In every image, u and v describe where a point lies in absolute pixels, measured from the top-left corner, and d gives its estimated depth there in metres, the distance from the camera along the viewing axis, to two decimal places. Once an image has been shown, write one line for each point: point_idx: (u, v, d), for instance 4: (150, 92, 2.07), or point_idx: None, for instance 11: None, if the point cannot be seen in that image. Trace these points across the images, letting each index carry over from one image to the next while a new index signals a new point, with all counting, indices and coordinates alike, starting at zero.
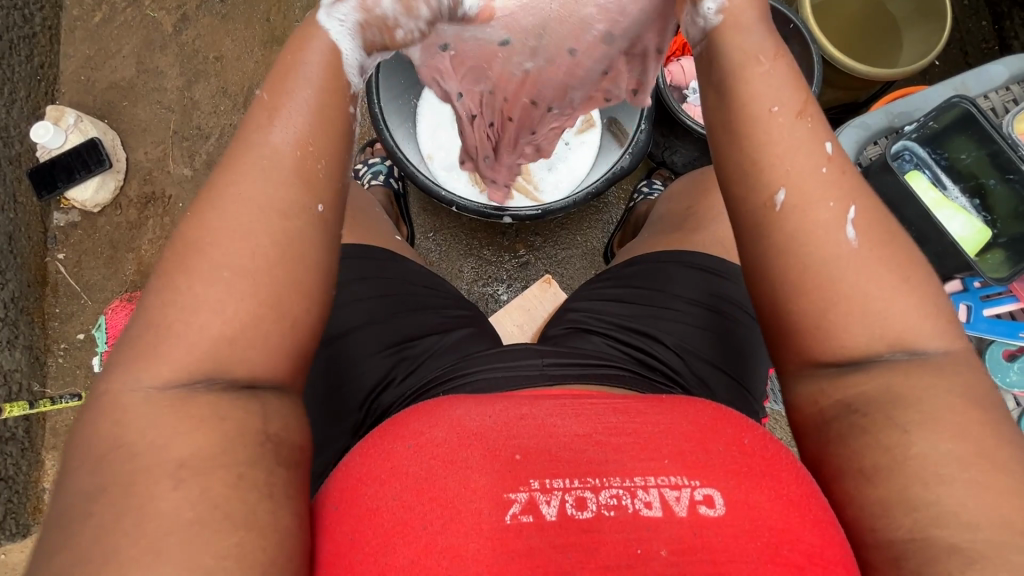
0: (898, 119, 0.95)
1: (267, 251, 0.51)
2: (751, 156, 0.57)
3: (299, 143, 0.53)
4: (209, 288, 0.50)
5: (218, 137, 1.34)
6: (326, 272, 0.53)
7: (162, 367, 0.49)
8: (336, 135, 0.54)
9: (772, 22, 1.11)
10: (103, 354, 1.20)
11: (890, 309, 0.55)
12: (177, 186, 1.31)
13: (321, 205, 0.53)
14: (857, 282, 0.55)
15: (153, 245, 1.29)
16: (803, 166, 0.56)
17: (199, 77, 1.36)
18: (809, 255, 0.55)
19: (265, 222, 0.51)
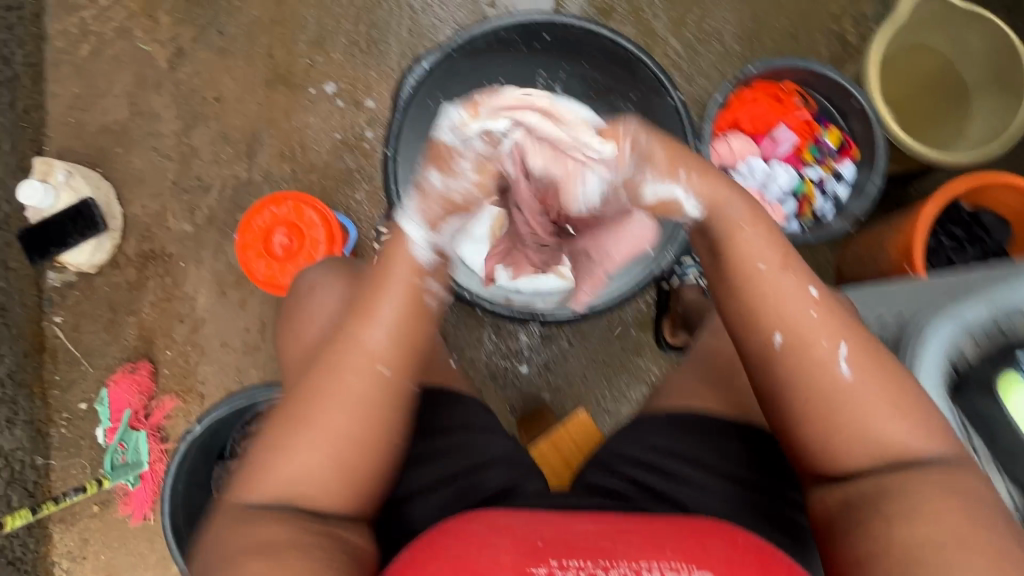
0: (1005, 313, 0.68)
1: (349, 412, 0.67)
2: (746, 310, 0.68)
3: (391, 339, 0.69)
4: (309, 440, 0.66)
5: (220, 190, 1.25)
6: (376, 428, 0.68)
7: (260, 490, 0.65)
8: (407, 323, 0.69)
9: (832, 95, 1.00)
10: (107, 432, 1.17)
11: (868, 430, 0.63)
12: (178, 243, 1.23)
13: (385, 367, 0.69)
14: (839, 405, 0.64)
15: (155, 307, 1.22)
16: (799, 312, 0.66)
17: (197, 120, 1.25)
18: (807, 382, 0.65)
19: (346, 396, 0.68)
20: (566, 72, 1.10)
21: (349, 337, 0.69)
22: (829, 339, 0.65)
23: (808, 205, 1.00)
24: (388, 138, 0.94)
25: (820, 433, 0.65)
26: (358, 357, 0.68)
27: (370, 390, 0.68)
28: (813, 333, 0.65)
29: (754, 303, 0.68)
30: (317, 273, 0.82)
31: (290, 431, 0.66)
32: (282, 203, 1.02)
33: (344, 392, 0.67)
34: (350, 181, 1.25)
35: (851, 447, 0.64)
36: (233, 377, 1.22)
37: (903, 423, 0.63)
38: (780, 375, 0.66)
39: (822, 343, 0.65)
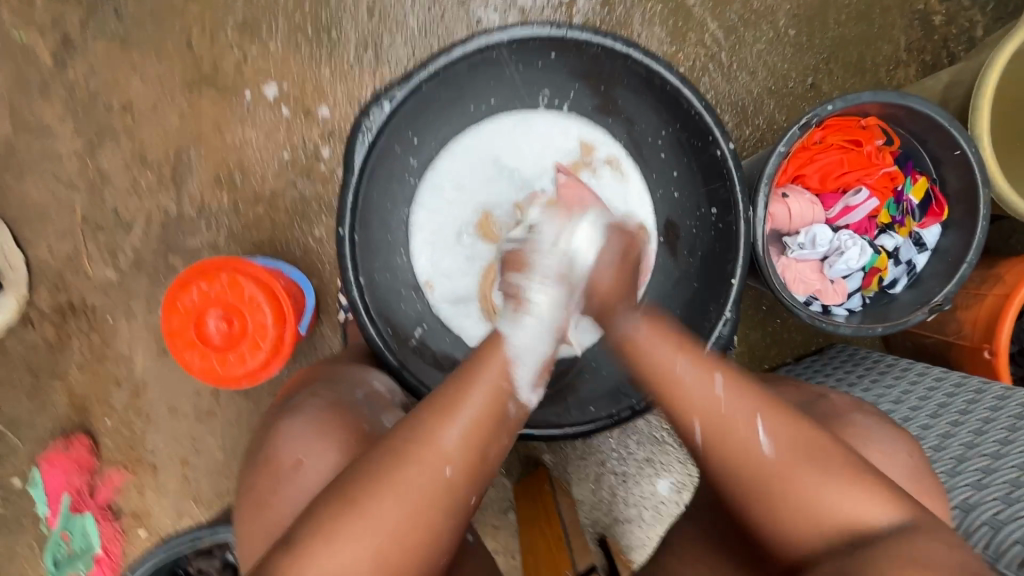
0: None
1: (412, 509, 0.51)
2: (667, 397, 0.59)
3: (468, 440, 0.54)
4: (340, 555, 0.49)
5: (144, 226, 1.01)
6: (417, 539, 0.52)
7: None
8: (480, 424, 0.55)
9: (923, 135, 0.76)
10: (48, 518, 1.04)
11: (806, 495, 0.52)
12: (101, 293, 1.02)
13: (452, 468, 0.53)
14: (765, 472, 0.54)
15: (83, 370, 1.03)
16: (706, 399, 0.57)
17: (103, 136, 1.00)
18: (736, 470, 0.55)
19: (396, 508, 0.51)
20: (576, 92, 0.85)
21: (414, 426, 0.55)
22: (739, 400, 0.56)
23: (877, 278, 0.80)
24: (342, 210, 0.70)
25: (770, 516, 0.54)
26: (429, 451, 0.53)
27: (432, 492, 0.52)
28: (719, 398, 0.56)
29: (667, 391, 0.59)
30: (302, 425, 0.63)
31: (327, 529, 0.50)
32: (214, 278, 0.80)
33: (402, 490, 0.51)
34: (306, 213, 1.01)
35: (799, 523, 0.52)
36: (188, 446, 1.06)
37: (852, 490, 0.52)
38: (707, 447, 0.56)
39: (721, 395, 0.56)
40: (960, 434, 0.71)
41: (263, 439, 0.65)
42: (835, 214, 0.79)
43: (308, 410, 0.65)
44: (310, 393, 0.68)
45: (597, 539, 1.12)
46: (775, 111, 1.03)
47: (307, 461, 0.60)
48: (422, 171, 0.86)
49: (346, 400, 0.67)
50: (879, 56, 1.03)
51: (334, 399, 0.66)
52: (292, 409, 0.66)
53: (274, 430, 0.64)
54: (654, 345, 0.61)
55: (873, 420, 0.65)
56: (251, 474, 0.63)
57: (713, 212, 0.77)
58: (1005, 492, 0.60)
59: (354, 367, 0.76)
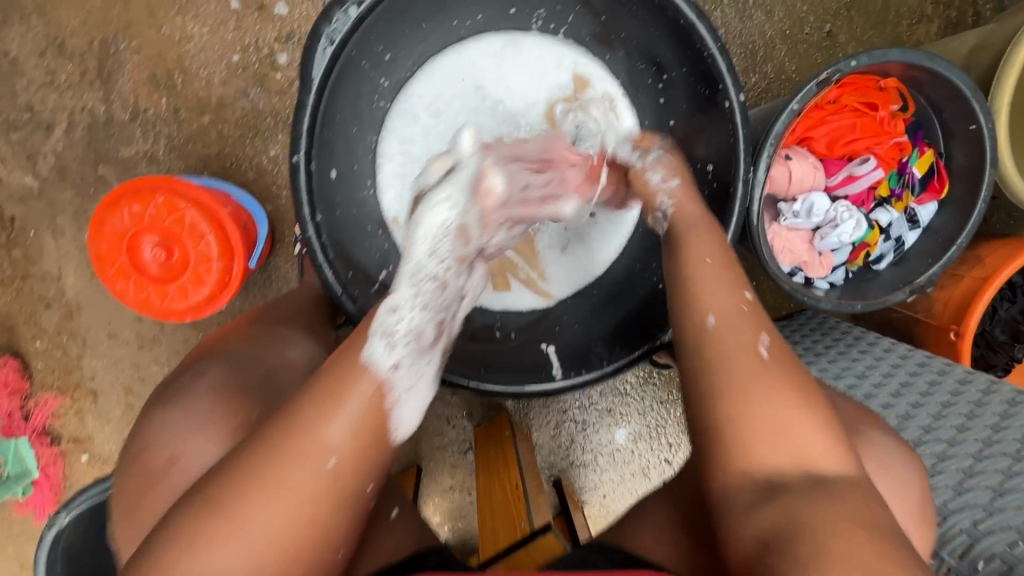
0: None
1: (291, 513, 0.44)
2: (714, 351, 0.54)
3: (358, 432, 0.46)
4: (227, 550, 0.43)
5: (67, 128, 0.87)
6: (309, 534, 0.44)
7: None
8: (372, 419, 0.47)
9: (940, 104, 0.70)
10: None
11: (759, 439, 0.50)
12: (19, 203, 0.90)
13: (336, 460, 0.45)
14: (742, 374, 0.52)
15: (6, 287, 0.94)
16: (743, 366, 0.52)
17: (10, 13, 0.84)
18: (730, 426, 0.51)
19: (279, 501, 0.44)
20: (576, 16, 0.74)
21: (288, 433, 0.45)
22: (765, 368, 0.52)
23: (864, 253, 0.77)
24: (296, 134, 0.60)
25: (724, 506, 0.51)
26: (307, 448, 0.45)
27: (316, 489, 0.45)
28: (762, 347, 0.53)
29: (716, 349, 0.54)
30: (185, 415, 0.54)
31: (195, 537, 0.43)
32: (149, 200, 0.71)
33: (280, 488, 0.44)
34: (259, 128, 0.89)
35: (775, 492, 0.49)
36: (130, 374, 1.00)
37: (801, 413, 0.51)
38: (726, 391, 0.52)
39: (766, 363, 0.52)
40: (920, 417, 0.72)
41: (144, 420, 0.57)
42: (836, 183, 0.73)
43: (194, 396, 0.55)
44: (208, 367, 0.58)
45: (552, 481, 1.15)
46: (785, 59, 0.95)
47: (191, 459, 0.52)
48: (395, 93, 0.76)
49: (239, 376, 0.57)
50: (903, 7, 0.94)
51: (227, 375, 0.57)
52: (182, 391, 0.56)
53: (157, 417, 0.56)
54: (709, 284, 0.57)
55: (842, 400, 0.62)
56: (122, 473, 0.55)
57: (710, 170, 0.71)
58: (955, 482, 0.62)
59: (271, 327, 0.65)
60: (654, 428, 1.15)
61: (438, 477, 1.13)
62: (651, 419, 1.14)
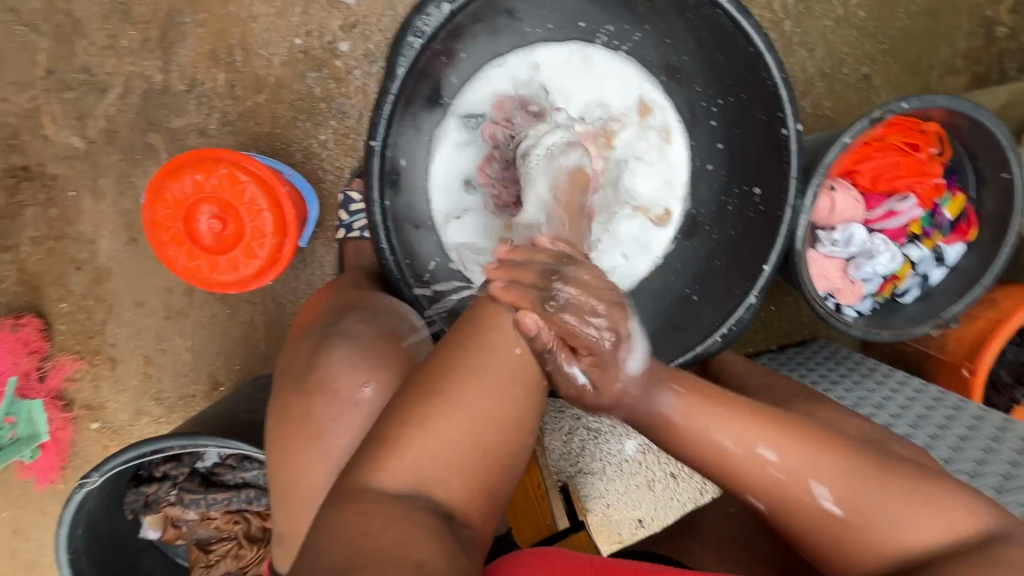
0: None
1: (499, 400, 0.49)
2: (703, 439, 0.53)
3: (534, 334, 0.52)
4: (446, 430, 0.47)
5: (121, 93, 0.88)
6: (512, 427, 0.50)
7: None
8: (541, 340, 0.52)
9: (976, 151, 0.75)
10: None
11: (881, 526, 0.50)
12: (62, 163, 0.90)
13: (520, 347, 0.51)
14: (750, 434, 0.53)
15: (37, 246, 0.93)
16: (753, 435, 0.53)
17: None
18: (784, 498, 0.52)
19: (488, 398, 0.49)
20: (643, 34, 0.77)
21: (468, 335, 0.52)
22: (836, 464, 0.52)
23: (892, 285, 0.81)
24: (376, 120, 0.61)
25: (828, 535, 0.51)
26: (493, 343, 0.51)
27: (508, 377, 0.50)
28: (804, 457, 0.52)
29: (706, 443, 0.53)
30: (353, 353, 0.61)
31: (398, 420, 0.48)
32: (211, 171, 0.71)
33: (489, 382, 0.49)
34: (313, 112, 0.91)
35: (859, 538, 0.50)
36: (153, 343, 0.99)
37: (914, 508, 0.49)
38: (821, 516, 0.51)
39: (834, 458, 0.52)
40: (947, 437, 0.75)
41: (304, 360, 0.63)
42: (874, 217, 0.77)
43: (355, 340, 0.63)
44: (352, 318, 0.65)
45: (560, 486, 1.16)
46: (822, 96, 0.99)
47: (368, 389, 0.60)
48: (460, 87, 0.77)
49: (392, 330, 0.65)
50: (936, 59, 0.99)
51: (383, 329, 0.65)
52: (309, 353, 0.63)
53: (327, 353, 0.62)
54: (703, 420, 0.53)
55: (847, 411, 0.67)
56: (289, 406, 0.60)
57: (756, 193, 0.74)
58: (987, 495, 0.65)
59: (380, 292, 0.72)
60: None
61: None
62: None
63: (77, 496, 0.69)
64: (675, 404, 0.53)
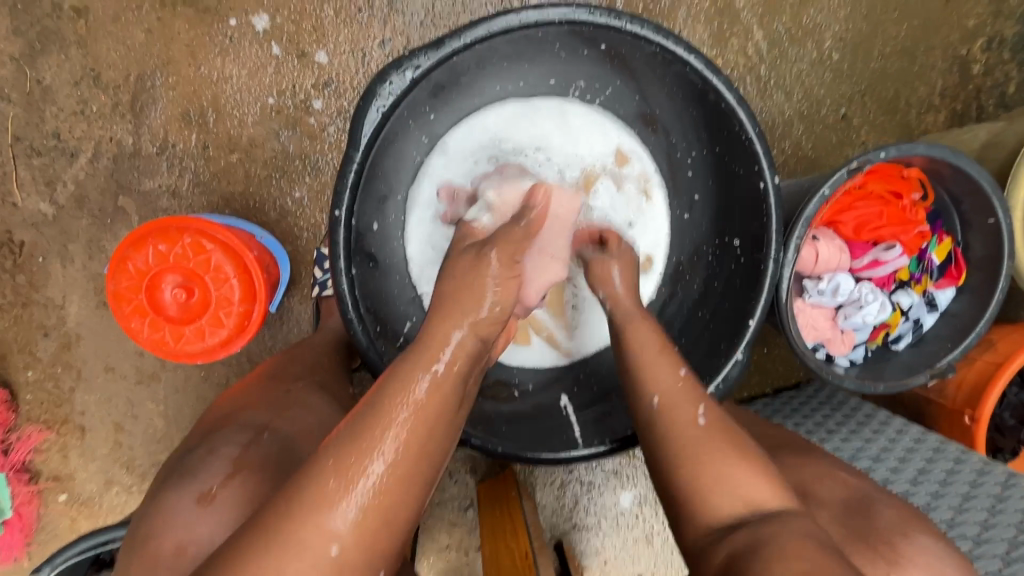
0: None
1: None
2: (681, 455, 0.53)
3: (360, 518, 0.43)
4: None
5: (91, 157, 0.86)
6: None
7: None
8: (384, 505, 0.44)
9: (960, 197, 0.73)
10: None
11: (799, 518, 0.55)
12: (31, 228, 0.88)
13: (339, 548, 0.42)
14: (712, 458, 0.52)
15: (4, 313, 0.90)
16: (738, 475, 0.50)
17: (47, 41, 0.84)
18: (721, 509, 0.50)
19: None
20: (615, 89, 0.76)
21: (255, 537, 0.42)
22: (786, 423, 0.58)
23: (884, 333, 0.78)
24: (340, 191, 0.60)
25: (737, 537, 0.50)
26: (303, 536, 0.42)
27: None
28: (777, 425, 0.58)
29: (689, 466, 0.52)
30: (191, 500, 0.53)
31: None
32: (175, 240, 0.69)
33: None
34: (286, 170, 0.89)
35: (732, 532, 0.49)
36: (123, 410, 0.95)
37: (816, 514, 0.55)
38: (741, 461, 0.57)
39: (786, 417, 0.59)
40: (940, 505, 0.70)
41: (149, 505, 0.56)
42: (862, 265, 0.75)
43: (205, 478, 0.55)
44: (218, 438, 0.59)
45: (554, 544, 1.11)
46: (802, 137, 0.99)
47: (195, 545, 0.50)
48: (431, 148, 0.77)
49: (247, 453, 0.57)
50: (913, 97, 0.99)
51: (237, 454, 0.57)
52: (188, 465, 0.57)
53: (166, 501, 0.54)
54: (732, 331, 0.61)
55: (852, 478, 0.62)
56: (126, 555, 0.52)
57: (737, 245, 0.72)
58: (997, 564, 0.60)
59: (284, 390, 0.67)
60: (660, 493, 1.11)
61: (435, 534, 1.08)
62: (657, 482, 1.11)
63: None
64: (662, 403, 0.56)
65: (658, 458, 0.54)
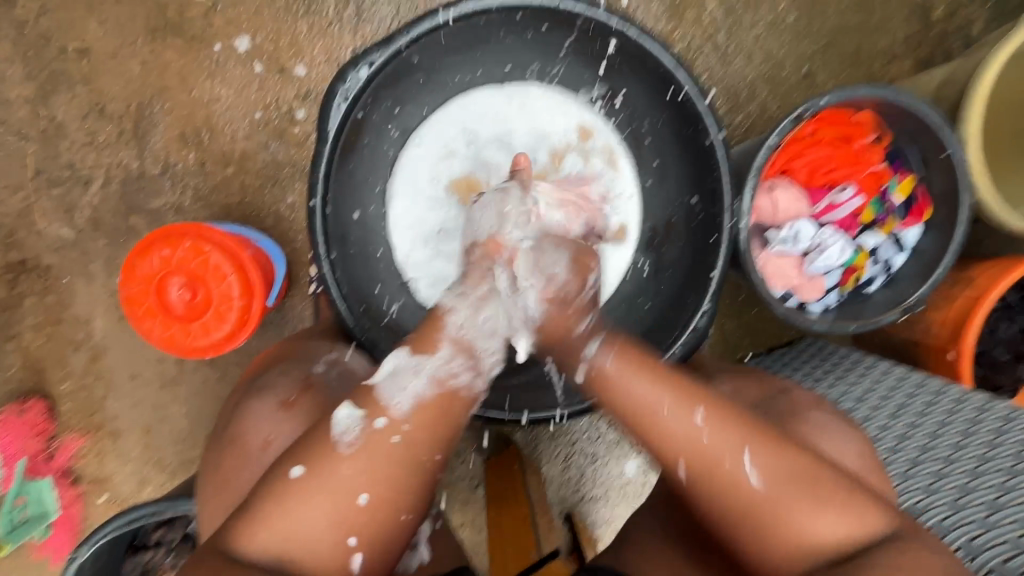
0: None
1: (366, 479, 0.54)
2: (659, 441, 0.57)
3: (421, 414, 0.57)
4: (313, 503, 0.52)
5: (103, 183, 0.95)
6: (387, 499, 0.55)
7: (262, 529, 0.52)
8: (431, 415, 0.58)
9: (913, 133, 0.75)
10: (3, 483, 1.01)
11: (791, 526, 0.53)
12: (55, 252, 0.97)
13: (399, 437, 0.56)
14: (725, 471, 0.55)
15: (38, 332, 0.99)
16: (689, 435, 0.56)
17: (57, 82, 0.94)
18: (722, 506, 0.55)
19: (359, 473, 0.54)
20: (568, 67, 0.80)
21: (341, 431, 0.56)
22: (716, 446, 0.56)
23: (854, 276, 0.80)
24: (314, 184, 0.67)
25: (752, 529, 0.54)
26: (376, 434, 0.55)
27: (385, 465, 0.55)
28: (729, 443, 0.55)
29: (658, 437, 0.57)
30: (272, 405, 0.66)
31: (264, 512, 0.52)
32: (177, 245, 0.76)
33: (364, 464, 0.54)
34: (277, 178, 0.96)
35: (767, 543, 0.53)
36: (150, 414, 1.02)
37: (819, 511, 0.52)
38: (702, 508, 0.57)
39: (722, 433, 0.56)
40: (916, 437, 0.72)
41: (232, 415, 0.69)
42: (820, 210, 0.81)
43: (281, 390, 0.68)
44: (284, 366, 0.71)
45: (563, 516, 1.13)
46: (767, 99, 1.01)
47: (274, 440, 0.64)
48: (405, 141, 0.82)
49: (312, 378, 0.69)
50: (876, 48, 1.01)
51: (304, 378, 0.69)
52: (264, 380, 0.70)
53: (251, 408, 0.67)
54: (631, 382, 0.59)
55: (829, 413, 0.68)
56: (216, 452, 0.66)
57: (696, 202, 0.75)
58: (962, 481, 0.62)
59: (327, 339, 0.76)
60: None
61: (449, 513, 1.11)
62: None
63: (73, 565, 0.76)
64: (670, 417, 0.57)
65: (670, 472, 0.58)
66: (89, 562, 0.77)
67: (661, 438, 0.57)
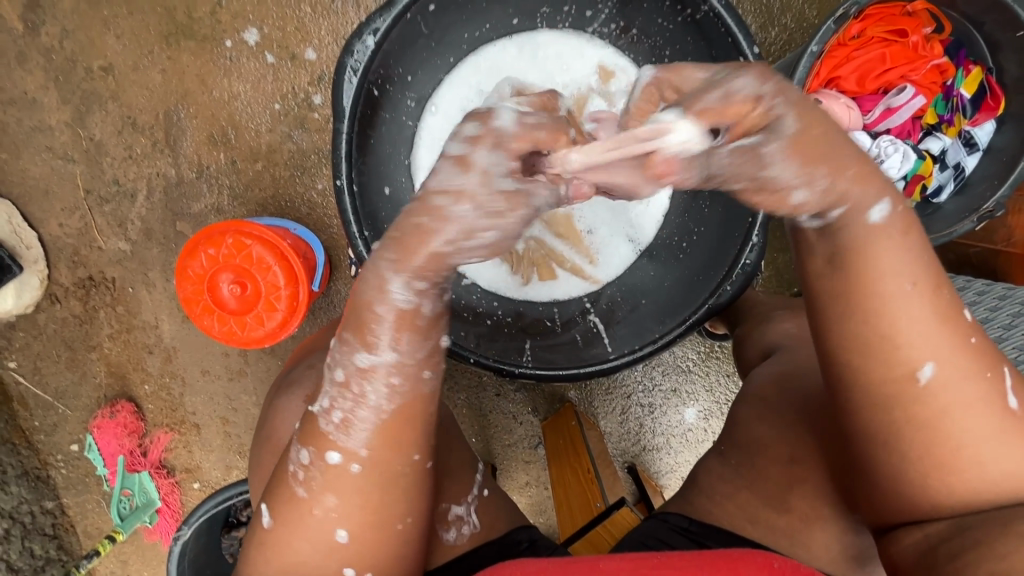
0: None
1: (342, 512, 0.49)
2: (875, 323, 0.42)
3: (379, 432, 0.48)
4: (298, 525, 0.50)
5: (147, 194, 1.00)
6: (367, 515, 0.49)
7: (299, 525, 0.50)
8: (392, 425, 0.48)
9: (979, 17, 0.67)
10: (109, 477, 1.11)
11: (979, 455, 0.43)
12: (116, 264, 1.03)
13: (356, 465, 0.48)
14: (942, 378, 0.42)
15: (115, 340, 1.07)
16: (915, 326, 0.42)
17: (89, 103, 0.98)
18: (909, 412, 0.43)
19: (336, 501, 0.49)
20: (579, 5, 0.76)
21: (298, 467, 0.50)
22: (966, 354, 0.43)
23: (922, 184, 0.72)
24: (336, 163, 0.67)
25: (927, 459, 0.43)
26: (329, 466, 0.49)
27: (358, 487, 0.48)
28: (954, 355, 0.42)
29: (875, 320, 0.42)
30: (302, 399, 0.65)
31: (273, 539, 0.51)
32: (220, 243, 0.80)
33: (333, 498, 0.49)
34: (305, 166, 0.97)
35: (953, 466, 0.43)
36: (225, 405, 1.09)
37: (1010, 434, 0.43)
38: (886, 404, 0.43)
39: (970, 344, 0.43)
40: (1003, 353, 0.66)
41: (269, 412, 0.69)
42: (874, 119, 0.74)
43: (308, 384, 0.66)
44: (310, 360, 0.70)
45: (626, 468, 1.13)
46: (804, 6, 0.92)
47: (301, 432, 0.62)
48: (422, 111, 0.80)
49: None
50: None
51: None
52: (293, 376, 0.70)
53: (282, 404, 0.67)
54: (887, 245, 0.43)
55: None
56: (258, 451, 0.66)
57: None
58: None
59: None
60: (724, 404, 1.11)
61: (513, 474, 1.14)
62: (719, 394, 1.11)
63: (177, 546, 0.86)
64: (907, 296, 0.42)
65: (857, 350, 0.43)
66: (189, 544, 0.87)
67: (885, 317, 0.42)
